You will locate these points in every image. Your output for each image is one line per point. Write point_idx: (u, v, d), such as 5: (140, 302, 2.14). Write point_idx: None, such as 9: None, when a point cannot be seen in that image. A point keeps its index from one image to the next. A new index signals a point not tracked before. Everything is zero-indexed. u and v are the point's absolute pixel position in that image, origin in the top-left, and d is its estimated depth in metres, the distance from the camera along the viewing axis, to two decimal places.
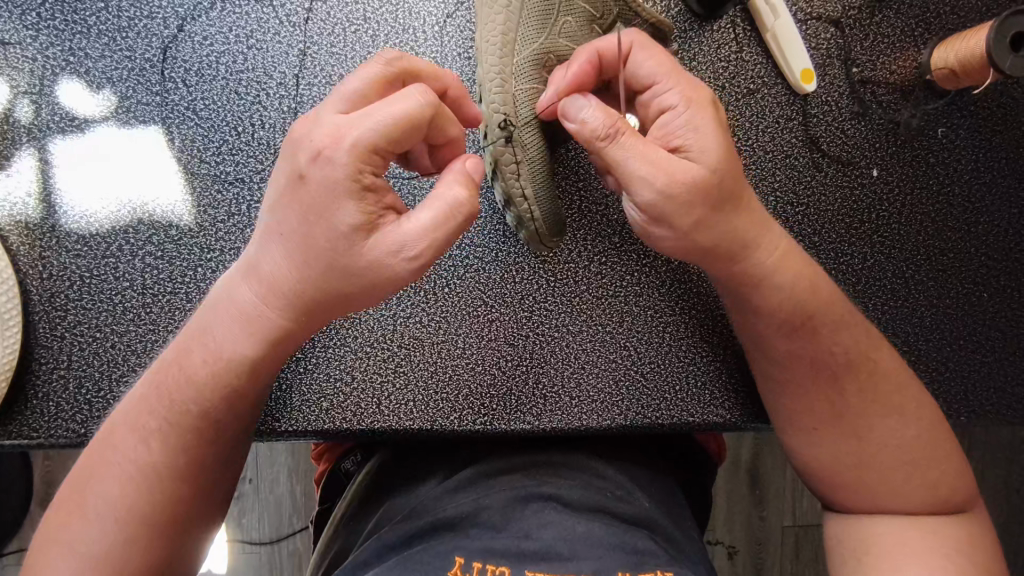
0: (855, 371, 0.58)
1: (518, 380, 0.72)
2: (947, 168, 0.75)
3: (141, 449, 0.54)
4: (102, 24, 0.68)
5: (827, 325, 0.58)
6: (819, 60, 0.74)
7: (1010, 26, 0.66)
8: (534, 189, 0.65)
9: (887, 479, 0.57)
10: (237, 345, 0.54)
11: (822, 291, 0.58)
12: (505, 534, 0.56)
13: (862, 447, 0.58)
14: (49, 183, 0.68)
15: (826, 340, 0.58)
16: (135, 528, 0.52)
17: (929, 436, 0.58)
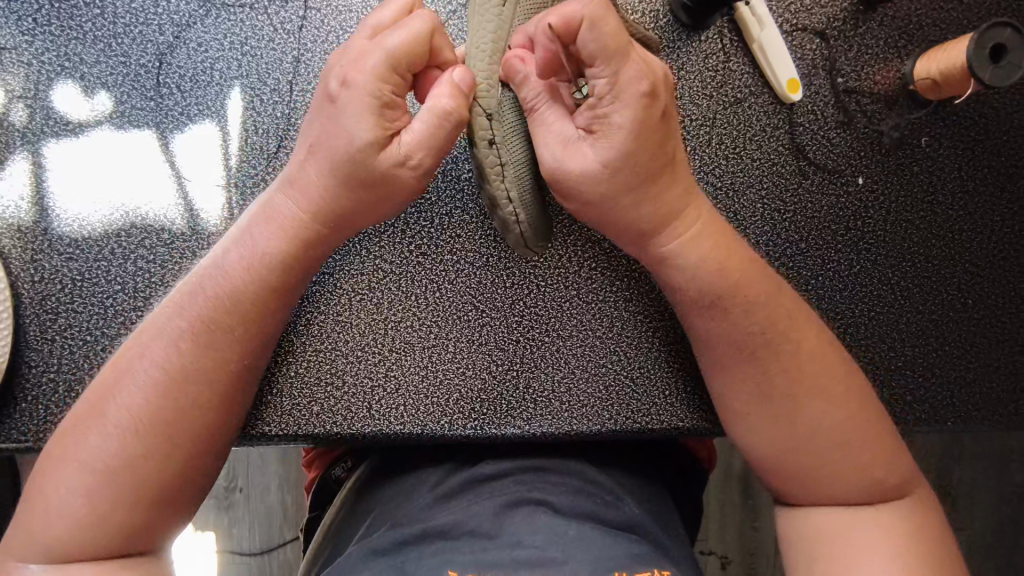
0: (780, 363, 0.60)
1: (508, 385, 0.73)
2: (931, 177, 0.76)
3: (162, 362, 0.58)
4: (97, 30, 0.69)
5: (737, 305, 0.60)
6: (805, 70, 0.76)
7: (989, 38, 0.67)
8: (518, 190, 0.65)
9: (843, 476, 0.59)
10: (265, 253, 0.61)
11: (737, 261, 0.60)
12: (496, 543, 0.57)
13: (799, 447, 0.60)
14: (43, 186, 0.68)
15: (738, 323, 0.60)
16: (152, 431, 0.57)
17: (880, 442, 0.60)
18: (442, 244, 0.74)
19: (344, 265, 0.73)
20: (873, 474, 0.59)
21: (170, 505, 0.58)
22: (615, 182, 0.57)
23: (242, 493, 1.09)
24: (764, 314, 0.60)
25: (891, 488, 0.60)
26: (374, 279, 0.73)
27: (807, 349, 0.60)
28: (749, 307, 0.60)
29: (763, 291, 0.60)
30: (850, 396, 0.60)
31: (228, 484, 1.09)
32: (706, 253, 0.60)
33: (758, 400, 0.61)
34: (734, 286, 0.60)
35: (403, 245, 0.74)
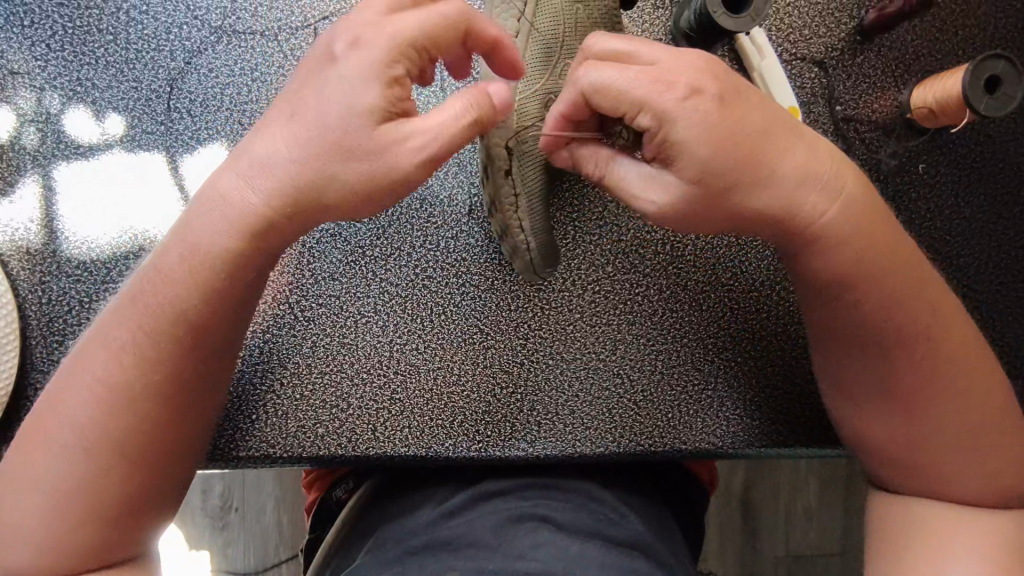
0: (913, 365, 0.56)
1: (513, 408, 0.73)
2: (928, 203, 0.77)
3: (106, 378, 0.54)
4: (110, 55, 0.70)
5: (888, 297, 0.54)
6: (805, 98, 0.77)
7: (983, 70, 0.68)
8: (531, 221, 0.66)
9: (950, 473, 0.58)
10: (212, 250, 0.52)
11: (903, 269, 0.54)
12: (498, 554, 0.57)
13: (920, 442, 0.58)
14: (53, 210, 0.69)
15: (869, 316, 0.55)
16: (103, 456, 0.53)
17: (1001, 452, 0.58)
18: (447, 266, 0.75)
19: (350, 288, 0.74)
20: (1000, 476, 0.58)
21: (126, 525, 0.55)
22: (721, 132, 0.46)
23: (238, 513, 1.08)
24: (901, 296, 0.54)
25: (997, 490, 0.58)
26: (380, 301, 0.74)
27: (947, 351, 0.56)
28: (896, 300, 0.54)
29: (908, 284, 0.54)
30: (990, 392, 0.57)
31: (223, 504, 1.08)
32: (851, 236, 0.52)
33: (883, 397, 0.58)
34: (887, 271, 0.53)
35: (409, 267, 0.75)
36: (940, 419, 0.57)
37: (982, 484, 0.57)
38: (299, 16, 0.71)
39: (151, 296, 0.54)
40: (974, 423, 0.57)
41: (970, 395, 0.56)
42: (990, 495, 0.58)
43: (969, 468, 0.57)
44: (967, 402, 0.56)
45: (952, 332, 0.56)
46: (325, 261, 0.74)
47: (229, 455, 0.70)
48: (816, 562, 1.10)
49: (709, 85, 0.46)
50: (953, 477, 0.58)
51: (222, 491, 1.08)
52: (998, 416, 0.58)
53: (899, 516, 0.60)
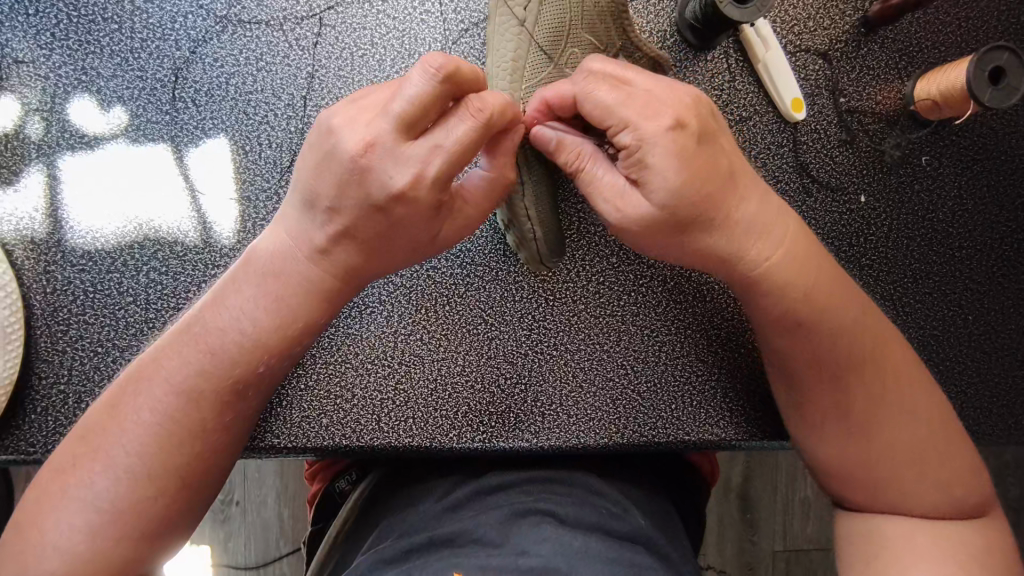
0: (863, 380, 0.60)
1: (516, 399, 0.73)
2: (932, 196, 0.77)
3: (167, 403, 0.55)
4: (114, 44, 0.70)
5: (838, 312, 0.59)
6: (809, 90, 0.77)
7: (988, 61, 0.68)
8: (537, 209, 0.67)
9: (909, 477, 0.59)
10: (272, 308, 0.56)
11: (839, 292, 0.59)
12: (502, 551, 0.57)
13: (872, 452, 0.60)
14: (57, 200, 0.69)
15: (827, 333, 0.59)
16: (147, 471, 0.54)
17: (951, 463, 0.60)
18: (452, 258, 0.75)
19: None
20: (954, 487, 0.59)
21: (162, 533, 0.55)
22: (698, 163, 0.52)
23: (239, 506, 1.08)
24: (844, 323, 0.59)
25: (957, 503, 0.59)
26: (384, 292, 0.74)
27: (892, 363, 0.60)
28: (837, 321, 0.59)
29: (847, 308, 0.59)
30: (933, 407, 0.61)
31: (225, 496, 1.08)
32: (793, 270, 0.58)
33: (836, 411, 0.60)
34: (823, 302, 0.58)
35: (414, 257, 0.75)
36: (893, 431, 0.59)
37: (939, 498, 0.59)
38: (304, 5, 0.71)
39: (216, 331, 0.56)
40: (922, 436, 0.60)
41: (916, 407, 0.60)
42: (945, 504, 0.59)
43: (925, 482, 0.59)
44: (914, 417, 0.60)
45: (892, 349, 0.61)
46: None
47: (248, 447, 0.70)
48: (814, 553, 1.10)
49: (691, 121, 0.52)
50: (909, 490, 0.59)
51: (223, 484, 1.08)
52: (945, 428, 0.61)
53: (863, 532, 0.61)
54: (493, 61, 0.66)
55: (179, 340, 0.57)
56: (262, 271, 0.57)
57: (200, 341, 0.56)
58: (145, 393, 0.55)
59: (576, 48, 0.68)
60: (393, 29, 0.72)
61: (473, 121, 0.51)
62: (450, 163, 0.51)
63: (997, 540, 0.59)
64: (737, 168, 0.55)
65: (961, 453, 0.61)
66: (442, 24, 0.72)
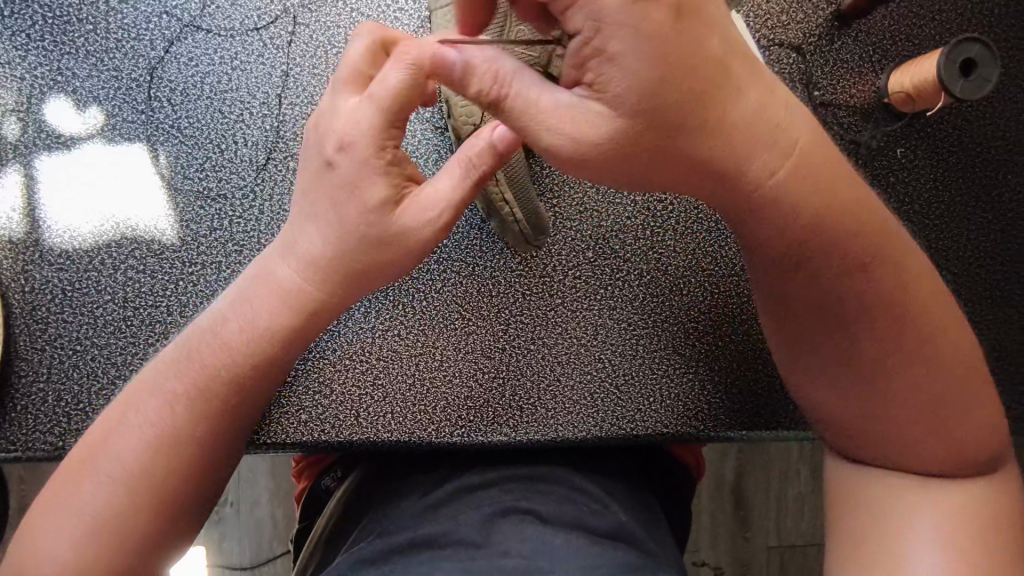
0: (875, 323, 0.51)
1: (494, 393, 0.74)
2: (907, 188, 0.78)
3: (160, 416, 0.57)
4: (89, 45, 0.70)
5: (849, 228, 0.48)
6: (783, 84, 0.78)
7: (960, 52, 0.69)
8: (513, 192, 0.70)
9: (919, 435, 0.54)
10: (268, 326, 0.59)
11: (862, 207, 0.48)
12: (485, 551, 0.58)
13: (868, 410, 0.55)
14: (35, 200, 0.69)
15: (825, 278, 0.50)
16: (135, 484, 0.55)
17: (969, 412, 0.54)
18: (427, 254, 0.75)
19: None
20: (963, 446, 0.54)
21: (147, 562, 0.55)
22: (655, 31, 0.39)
23: (233, 507, 1.08)
24: (862, 250, 0.49)
25: (962, 460, 0.55)
26: None
27: (916, 303, 0.51)
28: (862, 242, 0.49)
29: (875, 233, 0.49)
30: (956, 349, 0.53)
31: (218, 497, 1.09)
32: (820, 175, 0.46)
33: (837, 375, 0.55)
34: (850, 232, 0.48)
35: None
36: (912, 388, 0.53)
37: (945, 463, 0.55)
38: (278, 4, 0.72)
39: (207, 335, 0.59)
40: (942, 385, 0.53)
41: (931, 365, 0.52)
42: (955, 464, 0.55)
43: (930, 439, 0.54)
44: (942, 358, 0.52)
45: (913, 275, 0.51)
46: None
47: None
48: (809, 549, 1.10)
49: None
50: (920, 445, 0.54)
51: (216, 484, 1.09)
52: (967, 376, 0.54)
53: (864, 491, 0.57)
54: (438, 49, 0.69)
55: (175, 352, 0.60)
56: (258, 277, 0.60)
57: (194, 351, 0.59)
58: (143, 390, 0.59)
59: None
60: (368, 26, 0.72)
61: (394, 77, 0.51)
62: (375, 119, 0.52)
63: (1004, 497, 0.55)
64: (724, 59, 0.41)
65: (980, 400, 0.55)
66: (417, 21, 0.73)
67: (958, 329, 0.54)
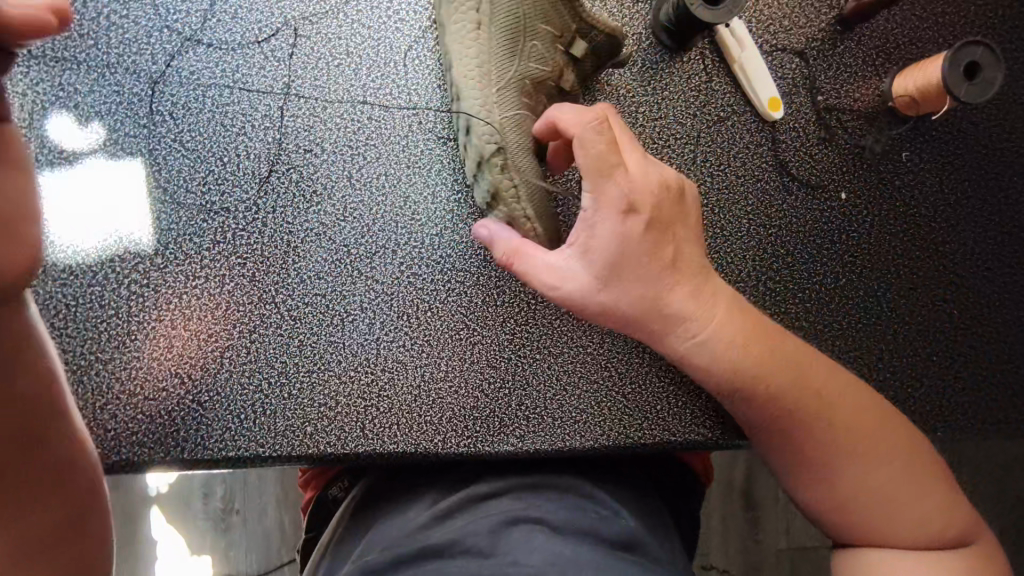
0: (817, 436, 0.61)
1: (501, 403, 0.73)
2: (912, 191, 0.77)
3: None
4: (90, 60, 0.70)
5: (795, 368, 0.62)
6: (787, 88, 0.77)
7: (963, 56, 0.68)
8: (523, 180, 0.66)
9: (886, 512, 0.61)
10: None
11: (778, 349, 0.62)
12: (493, 560, 0.58)
13: (847, 503, 0.61)
14: None
15: (778, 404, 0.61)
16: None
17: (928, 494, 0.62)
18: (433, 263, 0.74)
19: (337, 286, 0.72)
20: (927, 520, 0.61)
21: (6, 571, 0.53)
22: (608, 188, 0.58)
23: (240, 515, 1.08)
24: (788, 382, 0.61)
25: (936, 532, 0.61)
26: (366, 299, 0.72)
27: (834, 406, 0.62)
28: (785, 389, 0.61)
29: (789, 365, 0.62)
30: (881, 433, 0.62)
31: (225, 506, 1.08)
32: (725, 329, 0.61)
33: (800, 460, 0.62)
34: (760, 375, 0.61)
35: (394, 264, 0.73)
36: (865, 478, 0.61)
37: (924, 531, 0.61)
38: (279, 17, 0.72)
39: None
40: (882, 472, 0.61)
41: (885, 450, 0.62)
42: (934, 535, 0.61)
43: (898, 521, 0.61)
44: (876, 458, 0.61)
45: (838, 402, 0.62)
46: (310, 261, 0.72)
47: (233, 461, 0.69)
48: (820, 550, 1.10)
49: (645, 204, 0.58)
50: (892, 527, 0.61)
51: (223, 492, 1.08)
52: (914, 461, 0.62)
53: (859, 565, 0.62)
54: (457, 71, 0.68)
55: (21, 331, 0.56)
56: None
57: None
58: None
59: (533, 40, 0.68)
60: (369, 38, 0.74)
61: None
62: None
63: (983, 556, 0.62)
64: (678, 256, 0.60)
65: (931, 477, 0.62)
66: (417, 31, 0.75)
67: (884, 418, 0.64)
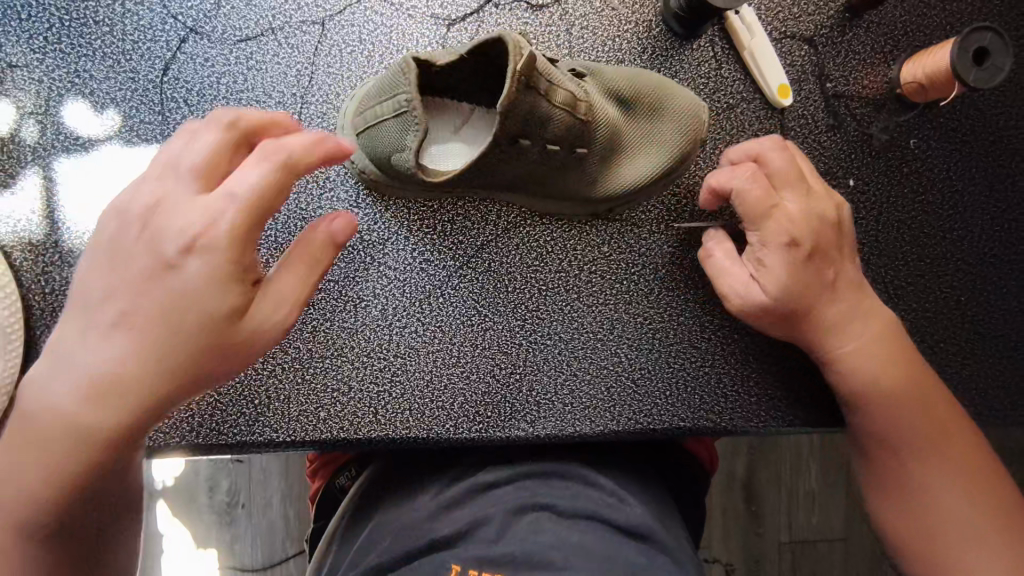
0: (900, 437, 0.65)
1: (512, 389, 0.74)
2: (921, 178, 0.78)
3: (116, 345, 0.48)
4: (106, 47, 0.71)
5: (895, 376, 0.65)
6: (795, 76, 0.78)
7: (971, 42, 0.69)
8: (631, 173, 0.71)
9: (954, 538, 0.61)
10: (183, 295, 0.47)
11: (896, 357, 0.66)
12: (499, 545, 0.59)
13: (917, 519, 0.63)
14: (54, 202, 0.70)
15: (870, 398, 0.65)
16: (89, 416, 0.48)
17: (1008, 529, 0.60)
18: (444, 250, 0.74)
19: (349, 273, 0.73)
20: (1012, 557, 0.59)
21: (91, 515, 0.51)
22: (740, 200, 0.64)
23: (245, 508, 1.08)
24: (886, 390, 0.65)
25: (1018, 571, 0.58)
26: (379, 285, 0.73)
27: (933, 416, 0.65)
28: (892, 392, 0.65)
29: (896, 375, 0.65)
30: (969, 454, 0.64)
31: (230, 499, 1.09)
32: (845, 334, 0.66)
33: (883, 461, 0.66)
34: (880, 376, 0.65)
35: (406, 252, 0.74)
36: (939, 496, 0.62)
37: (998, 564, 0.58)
38: (293, 4, 0.73)
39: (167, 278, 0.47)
40: (960, 496, 0.62)
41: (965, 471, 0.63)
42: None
43: (974, 550, 0.60)
44: (951, 473, 0.63)
45: (935, 417, 0.65)
46: None
47: (248, 444, 0.70)
48: (821, 544, 1.11)
49: (807, 237, 0.64)
50: (965, 557, 0.60)
51: (229, 486, 1.09)
52: (997, 498, 0.62)
53: None
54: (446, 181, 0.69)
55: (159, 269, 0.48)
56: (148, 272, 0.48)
57: (148, 289, 0.48)
58: (124, 325, 0.48)
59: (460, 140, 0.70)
60: (382, 24, 0.74)
61: None
62: None
63: None
64: (839, 277, 0.66)
65: (1015, 517, 0.61)
66: (429, 20, 0.75)
67: (978, 451, 0.64)
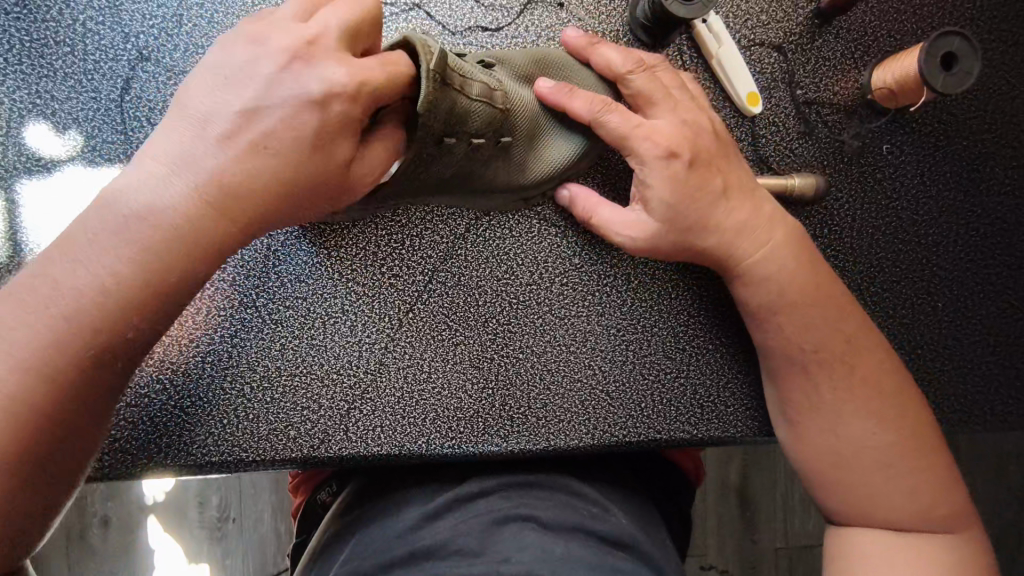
0: (829, 375, 0.64)
1: (484, 403, 0.73)
2: (895, 183, 0.77)
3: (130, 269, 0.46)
4: (67, 67, 0.70)
5: (820, 316, 0.65)
6: (765, 84, 0.77)
7: (939, 47, 0.68)
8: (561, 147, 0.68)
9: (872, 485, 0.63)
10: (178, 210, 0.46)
11: (815, 291, 0.65)
12: (483, 559, 0.57)
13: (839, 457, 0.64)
14: (17, 224, 0.69)
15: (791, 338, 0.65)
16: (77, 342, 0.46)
17: (922, 469, 0.63)
18: (413, 264, 0.74)
19: (317, 289, 0.73)
20: (917, 496, 0.62)
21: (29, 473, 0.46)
22: (690, 186, 0.63)
23: (236, 522, 1.07)
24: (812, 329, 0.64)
25: (924, 509, 0.62)
26: (347, 301, 0.73)
27: (853, 360, 0.65)
28: (807, 322, 0.64)
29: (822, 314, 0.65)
30: (884, 392, 0.64)
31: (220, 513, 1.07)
32: (768, 271, 0.65)
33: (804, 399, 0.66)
34: (796, 306, 0.64)
35: (374, 267, 0.74)
36: (858, 435, 0.63)
37: (911, 561, 0.60)
38: None
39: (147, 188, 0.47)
40: (877, 437, 0.63)
41: (911, 467, 0.63)
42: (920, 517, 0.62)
43: (887, 489, 0.63)
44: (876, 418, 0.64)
45: (858, 357, 0.65)
46: (290, 264, 0.72)
47: (220, 464, 0.70)
48: (816, 549, 1.09)
49: (684, 148, 0.63)
50: (879, 499, 0.63)
51: (218, 500, 1.07)
52: (915, 438, 0.64)
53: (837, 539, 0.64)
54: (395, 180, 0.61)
55: (236, 119, 0.46)
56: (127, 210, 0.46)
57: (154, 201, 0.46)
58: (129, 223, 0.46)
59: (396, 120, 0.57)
60: None
61: None
62: None
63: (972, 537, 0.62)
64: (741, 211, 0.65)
65: (927, 457, 0.63)
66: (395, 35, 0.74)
67: (896, 390, 0.65)
